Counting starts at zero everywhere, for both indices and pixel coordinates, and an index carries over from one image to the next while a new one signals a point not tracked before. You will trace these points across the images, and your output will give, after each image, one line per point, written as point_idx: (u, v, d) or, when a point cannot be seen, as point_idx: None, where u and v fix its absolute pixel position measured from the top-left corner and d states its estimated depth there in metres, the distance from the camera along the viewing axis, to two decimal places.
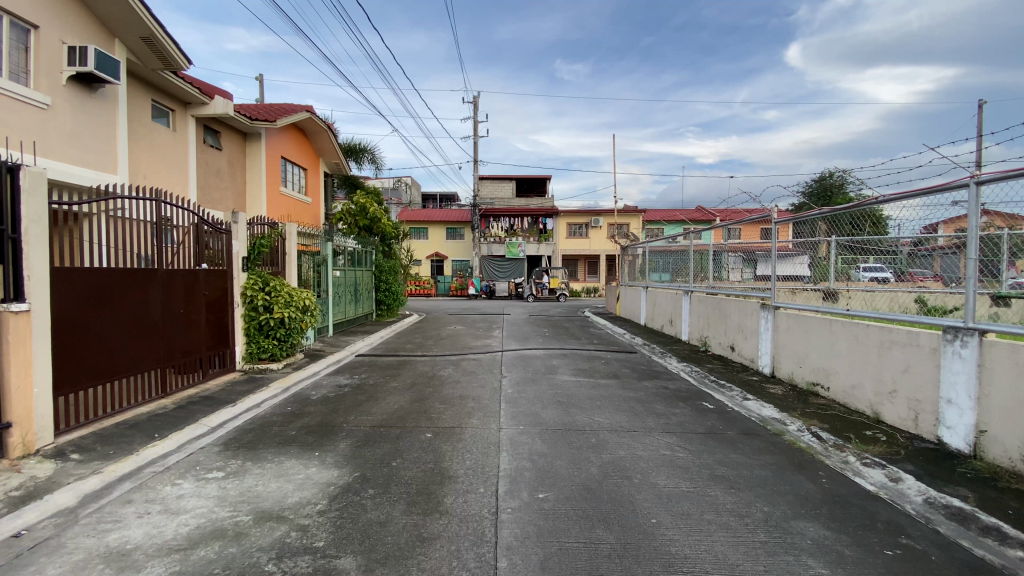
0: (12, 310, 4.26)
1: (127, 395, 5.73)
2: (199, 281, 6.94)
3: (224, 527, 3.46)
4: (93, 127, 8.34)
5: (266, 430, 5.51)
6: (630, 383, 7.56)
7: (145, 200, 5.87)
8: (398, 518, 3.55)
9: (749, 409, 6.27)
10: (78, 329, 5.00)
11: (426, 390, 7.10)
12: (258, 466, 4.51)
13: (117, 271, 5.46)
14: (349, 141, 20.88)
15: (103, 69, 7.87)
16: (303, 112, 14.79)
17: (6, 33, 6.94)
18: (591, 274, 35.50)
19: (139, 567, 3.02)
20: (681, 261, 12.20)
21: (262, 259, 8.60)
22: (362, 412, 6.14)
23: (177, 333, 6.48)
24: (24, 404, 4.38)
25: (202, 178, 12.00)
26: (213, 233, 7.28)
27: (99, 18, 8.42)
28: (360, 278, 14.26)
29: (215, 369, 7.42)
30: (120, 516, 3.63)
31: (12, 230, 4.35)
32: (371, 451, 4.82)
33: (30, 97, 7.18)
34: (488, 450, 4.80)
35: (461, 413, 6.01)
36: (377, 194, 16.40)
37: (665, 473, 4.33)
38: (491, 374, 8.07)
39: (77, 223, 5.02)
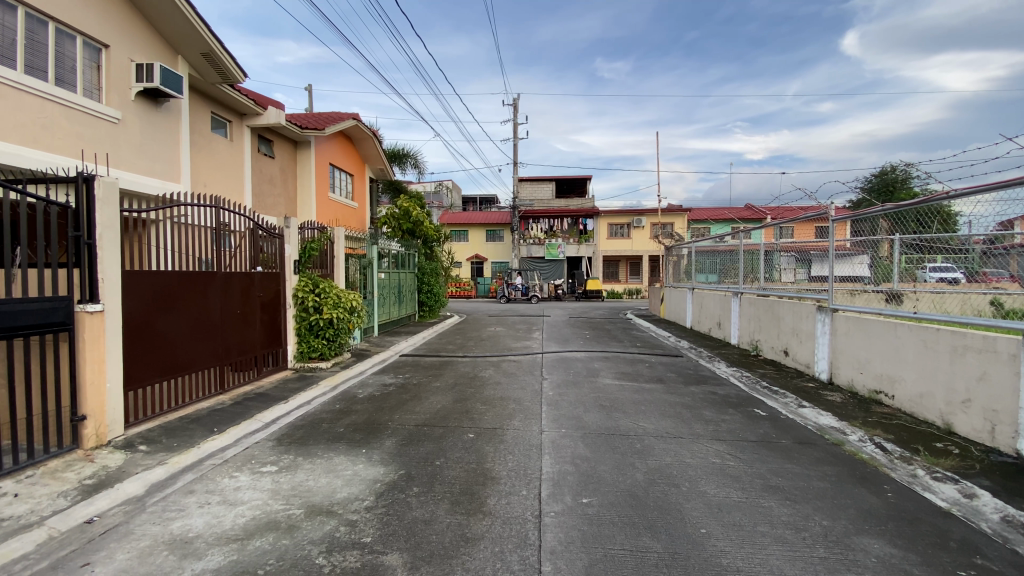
0: (87, 310, 4.59)
1: (189, 390, 6.06)
2: (254, 283, 7.27)
3: (277, 519, 3.60)
4: (158, 139, 8.90)
5: (316, 426, 5.70)
6: (676, 388, 7.33)
7: (206, 207, 6.20)
8: (443, 516, 3.58)
9: (805, 417, 5.96)
10: (145, 329, 5.35)
11: (467, 391, 7.16)
12: (309, 461, 4.67)
13: (180, 274, 5.79)
14: (393, 147, 21.43)
15: (166, 83, 8.39)
16: (349, 120, 15.29)
17: (81, 53, 7.51)
18: (633, 275, 34.85)
19: (200, 555, 3.18)
20: (730, 261, 11.80)
21: (312, 262, 8.94)
22: (406, 411, 6.26)
23: (234, 332, 6.81)
24: (98, 398, 4.72)
25: (256, 185, 12.59)
26: (267, 238, 7.62)
27: (163, 36, 9.00)
28: (403, 280, 14.57)
29: (268, 367, 7.76)
30: (182, 506, 3.84)
31: (88, 236, 4.68)
32: (415, 449, 4.90)
33: (102, 112, 7.72)
34: (530, 453, 4.77)
35: (503, 415, 6.02)
36: (419, 198, 16.66)
37: (714, 482, 4.17)
38: (533, 376, 8.04)
39: (144, 229, 5.36)
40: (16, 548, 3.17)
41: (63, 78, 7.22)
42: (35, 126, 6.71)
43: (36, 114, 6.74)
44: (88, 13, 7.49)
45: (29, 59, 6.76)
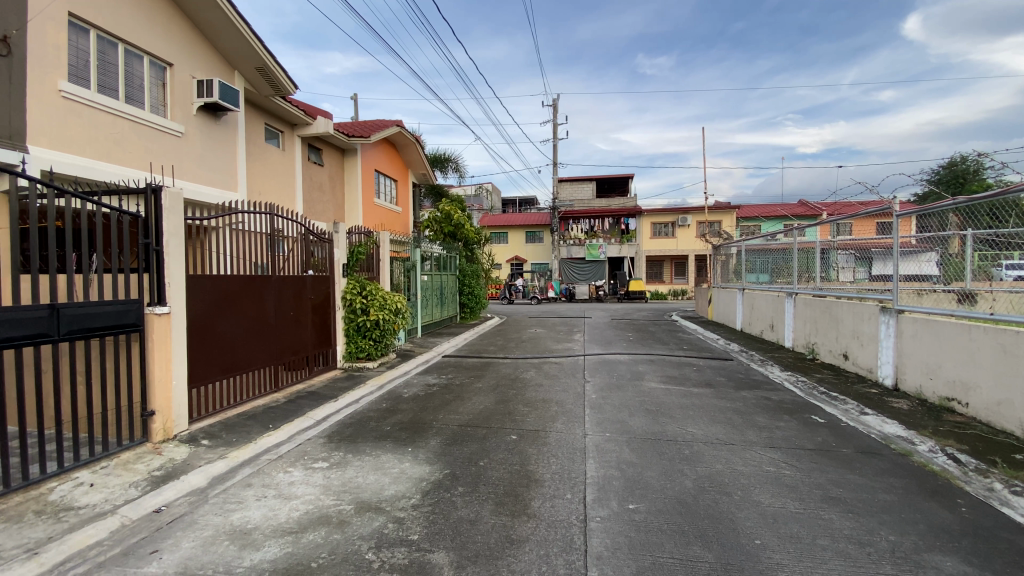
0: (155, 312, 4.91)
1: (246, 389, 6.37)
2: (306, 286, 7.57)
3: (329, 514, 3.72)
4: (217, 151, 9.43)
5: (364, 424, 5.86)
6: (726, 393, 7.07)
7: (261, 214, 6.51)
8: (488, 517, 3.59)
9: (868, 425, 5.61)
10: (207, 329, 5.67)
11: (509, 393, 7.17)
12: (358, 459, 4.81)
13: (238, 278, 6.11)
14: (434, 151, 21.84)
15: (224, 97, 8.89)
16: (393, 127, 15.71)
17: (148, 72, 8.07)
18: (679, 275, 33.91)
19: (258, 546, 3.33)
20: (783, 260, 11.29)
21: (359, 266, 9.24)
22: (450, 411, 6.34)
23: (287, 333, 7.11)
24: (165, 394, 5.04)
25: (306, 192, 13.11)
26: (317, 242, 7.92)
27: (221, 53, 9.54)
28: (445, 282, 14.81)
29: (319, 366, 8.05)
30: (241, 498, 4.04)
31: (156, 243, 5.00)
32: (460, 449, 4.95)
33: (166, 126, 8.25)
34: (574, 456, 4.71)
35: (545, 417, 5.99)
36: (461, 201, 16.86)
37: (768, 491, 3.99)
38: (575, 378, 7.96)
39: (205, 235, 5.69)
40: (92, 534, 3.41)
41: (132, 96, 7.78)
42: (108, 142, 7.26)
43: (109, 130, 7.28)
44: (154, 34, 8.04)
45: (102, 80, 7.31)
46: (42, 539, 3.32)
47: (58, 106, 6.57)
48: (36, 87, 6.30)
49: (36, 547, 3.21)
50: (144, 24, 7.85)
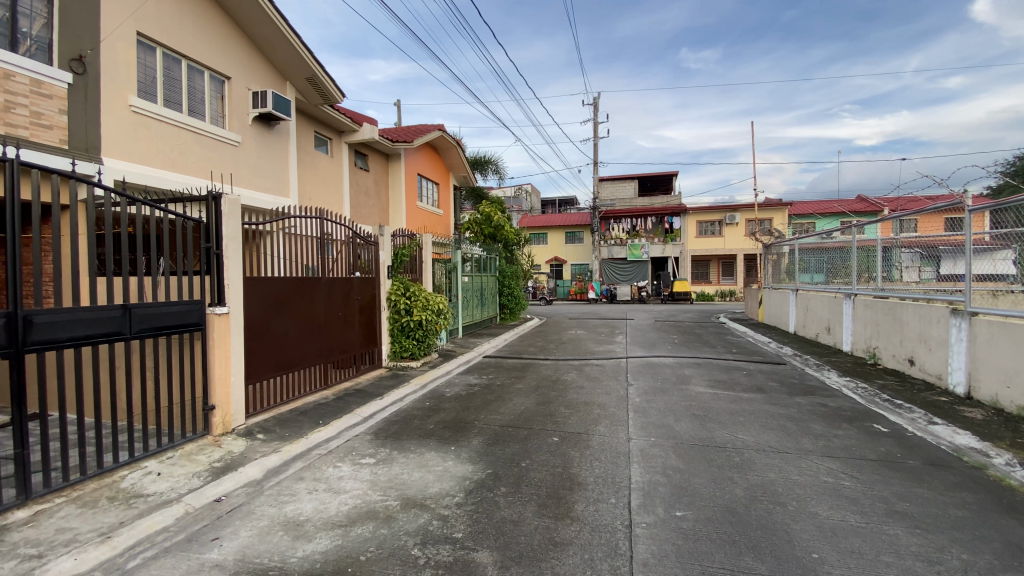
0: (215, 313, 5.20)
1: (297, 386, 6.64)
2: (353, 287, 7.81)
3: (376, 509, 3.82)
4: (271, 158, 9.89)
5: (408, 422, 5.99)
6: (779, 399, 6.77)
7: (312, 218, 6.77)
8: (531, 519, 3.59)
9: (937, 436, 5.22)
10: (262, 329, 5.94)
11: (550, 394, 7.15)
12: (403, 456, 4.92)
13: (290, 280, 6.38)
14: (475, 154, 22.08)
15: (277, 107, 9.32)
16: (435, 131, 16.01)
17: (208, 86, 8.57)
18: (726, 275, 32.76)
19: (310, 537, 3.46)
20: (841, 259, 10.72)
21: (403, 267, 9.47)
22: (491, 411, 6.39)
23: (336, 332, 7.36)
24: (224, 390, 5.32)
25: (353, 197, 13.53)
26: (364, 245, 8.16)
27: (275, 65, 10.01)
28: (485, 284, 14.94)
29: (366, 365, 8.28)
30: (294, 491, 4.21)
31: (216, 247, 5.28)
32: (502, 450, 4.97)
33: (225, 136, 8.71)
34: (617, 460, 4.64)
35: (587, 419, 5.93)
36: (501, 203, 16.98)
37: (826, 503, 3.79)
38: (617, 381, 7.82)
39: (260, 239, 5.97)
40: (159, 520, 3.65)
41: (194, 109, 8.28)
42: (173, 152, 7.75)
43: (174, 141, 7.77)
44: (213, 50, 8.53)
45: (167, 94, 7.81)
46: (115, 524, 3.57)
47: (129, 120, 7.07)
48: (109, 103, 6.82)
49: (109, 531, 3.46)
50: (204, 41, 8.35)
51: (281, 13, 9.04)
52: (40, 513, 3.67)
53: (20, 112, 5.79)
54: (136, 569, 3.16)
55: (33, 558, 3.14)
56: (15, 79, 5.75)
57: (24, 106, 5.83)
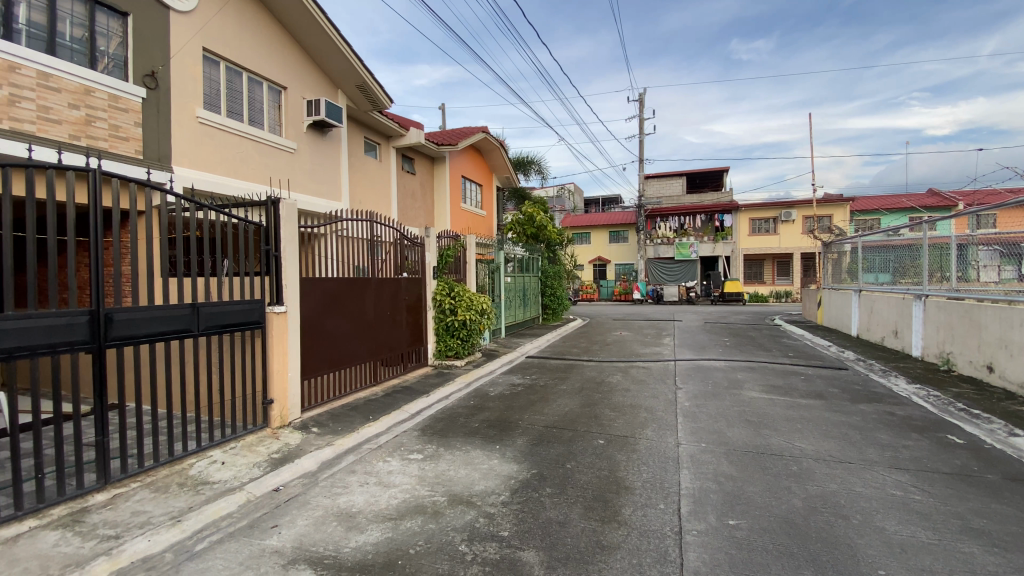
0: (274, 311, 5.47)
1: (348, 382, 6.89)
2: (401, 288, 8.02)
3: (424, 504, 3.91)
4: (324, 164, 10.32)
5: (454, 420, 6.09)
6: (840, 406, 6.41)
7: (362, 221, 7.00)
8: (577, 521, 3.57)
9: (1021, 449, 4.79)
10: (317, 327, 6.21)
11: (595, 396, 7.07)
12: (450, 453, 5.00)
13: (342, 280, 6.62)
14: (518, 154, 22.14)
15: (329, 114, 9.72)
16: (479, 134, 16.23)
17: (267, 96, 9.04)
18: (782, 275, 31.26)
19: (362, 529, 3.59)
20: (910, 258, 10.01)
21: (448, 268, 9.64)
22: (535, 411, 6.39)
23: (385, 331, 7.57)
24: (282, 385, 5.59)
25: (400, 199, 13.89)
26: (411, 247, 8.36)
27: (327, 74, 10.43)
28: (528, 284, 14.97)
29: (412, 363, 8.49)
30: (347, 484, 4.37)
31: (275, 249, 5.56)
32: (547, 450, 4.96)
33: (282, 144, 9.15)
34: (666, 466, 4.53)
35: (634, 422, 5.83)
36: (544, 203, 16.95)
37: (893, 517, 3.56)
38: (665, 385, 7.62)
39: (314, 241, 6.23)
40: (224, 507, 3.88)
41: (254, 119, 8.76)
42: (235, 159, 8.22)
43: (237, 149, 8.25)
44: (271, 62, 8.99)
45: (230, 105, 8.29)
46: (184, 508, 3.83)
47: (196, 131, 7.56)
48: (178, 116, 7.32)
49: (179, 515, 3.72)
50: (263, 53, 8.81)
51: (333, 24, 9.40)
52: (118, 496, 3.98)
53: (100, 125, 6.33)
54: (204, 551, 3.38)
55: (111, 538, 3.41)
56: (96, 95, 6.29)
57: (104, 119, 6.37)
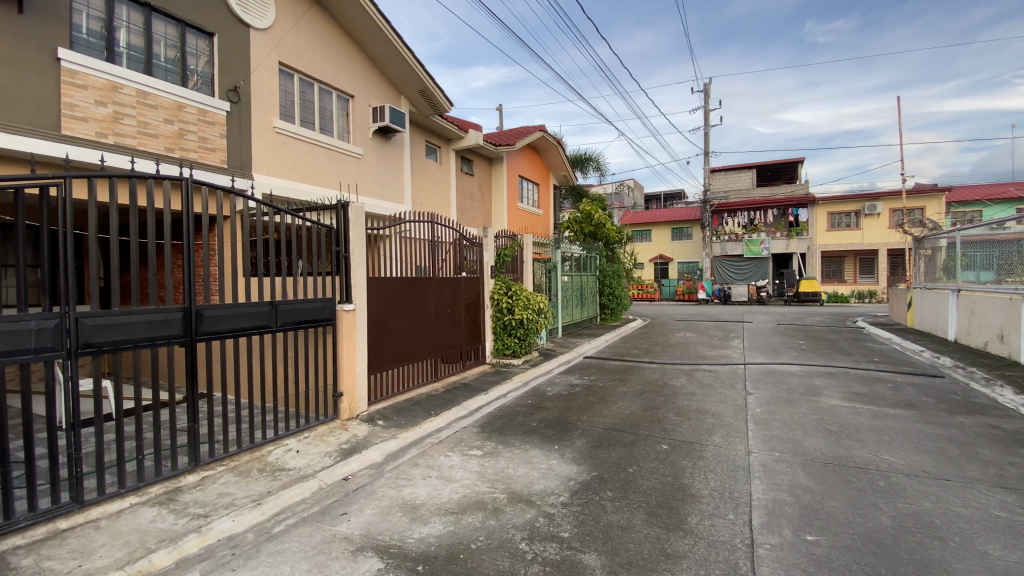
0: (343, 309, 5.75)
1: (410, 377, 7.12)
2: (460, 287, 8.17)
3: (484, 500, 3.96)
4: (388, 168, 10.73)
5: (512, 418, 6.14)
6: (935, 417, 5.82)
7: (424, 222, 7.20)
8: (640, 527, 3.48)
9: None
10: (382, 324, 6.46)
11: (658, 399, 6.86)
12: (509, 451, 5.04)
13: (405, 279, 6.85)
14: (576, 151, 21.91)
15: (393, 120, 10.08)
16: (537, 133, 16.22)
17: (336, 105, 9.50)
18: (864, 273, 28.84)
19: (425, 521, 3.69)
20: (1018, 254, 8.94)
21: (506, 267, 9.74)
22: (595, 413, 6.29)
23: (445, 329, 7.75)
24: (350, 379, 5.87)
25: (459, 200, 14.15)
26: (470, 247, 8.50)
27: (391, 81, 10.81)
28: (585, 283, 14.79)
29: (471, 360, 8.63)
30: (410, 476, 4.51)
31: (344, 250, 5.83)
32: (607, 453, 4.87)
33: (350, 149, 9.60)
34: (736, 474, 4.31)
35: (700, 428, 5.60)
36: (602, 201, 16.63)
37: (999, 542, 3.18)
38: (734, 390, 7.23)
39: (379, 242, 6.47)
40: (299, 493, 4.14)
41: (324, 128, 9.24)
42: (308, 166, 8.73)
43: (310, 156, 8.75)
44: (340, 72, 9.44)
45: (303, 115, 8.80)
46: (264, 492, 4.11)
47: (273, 140, 8.09)
48: (258, 127, 7.86)
49: (260, 498, 3.99)
50: (332, 64, 9.28)
51: (396, 32, 9.74)
52: (206, 478, 4.33)
53: (191, 138, 6.92)
54: (281, 533, 3.61)
55: (201, 516, 3.72)
56: (187, 110, 6.87)
57: (194, 132, 6.95)
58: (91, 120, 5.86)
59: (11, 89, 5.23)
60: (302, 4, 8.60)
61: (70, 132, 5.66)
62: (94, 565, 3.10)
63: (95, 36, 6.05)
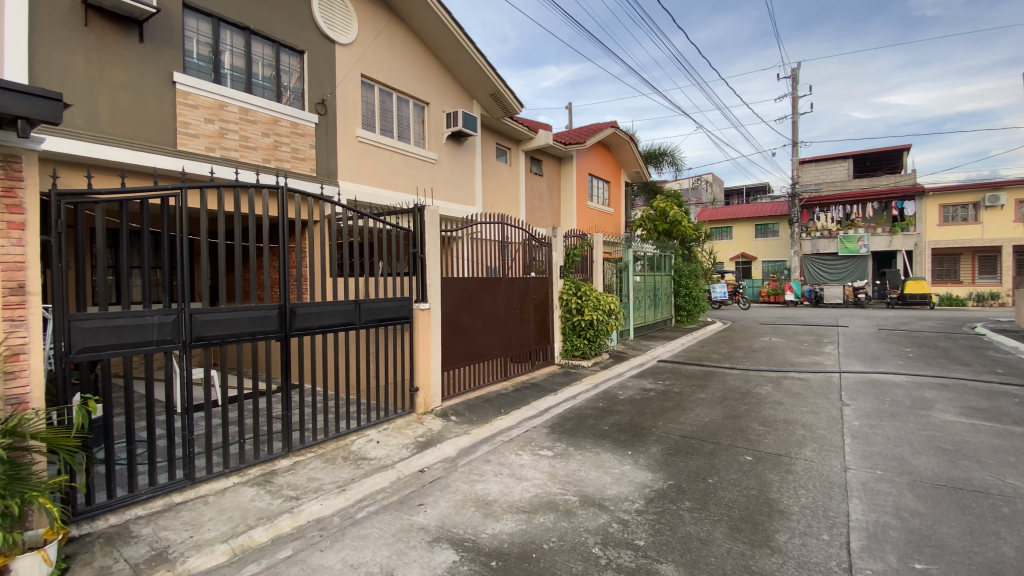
0: (419, 308, 5.98)
1: (481, 375, 7.26)
2: (529, 287, 8.21)
3: (556, 502, 3.93)
4: (460, 171, 11.01)
5: (583, 420, 6.07)
6: None
7: (494, 224, 7.32)
8: (722, 541, 3.29)
9: None
10: (454, 323, 6.65)
11: (740, 408, 6.46)
12: (580, 453, 4.99)
13: (475, 279, 6.99)
14: (649, 147, 21.24)
15: (465, 124, 10.34)
16: (608, 129, 15.90)
17: (413, 112, 9.90)
18: (985, 273, 25.41)
19: (498, 517, 3.74)
20: None
21: (575, 267, 9.64)
22: (670, 419, 6.06)
23: (514, 329, 7.82)
24: (425, 375, 6.09)
25: (529, 201, 14.24)
26: (539, 247, 8.52)
27: (463, 87, 11.09)
28: (659, 284, 14.30)
29: (540, 360, 8.64)
30: (483, 472, 4.59)
31: (420, 251, 6.04)
32: (685, 462, 4.67)
33: (424, 155, 9.94)
34: (831, 492, 3.96)
35: (788, 440, 5.21)
36: (677, 197, 15.98)
37: None
38: (827, 401, 6.64)
39: (451, 244, 6.65)
40: (379, 481, 4.36)
41: (402, 135, 9.66)
42: (387, 171, 9.17)
43: (389, 162, 9.19)
44: (416, 80, 9.82)
45: (383, 123, 9.26)
46: (348, 479, 4.38)
47: (356, 149, 8.58)
48: (343, 136, 8.37)
49: (344, 484, 4.25)
50: (409, 73, 9.67)
51: (469, 38, 9.96)
52: (298, 463, 4.68)
53: (285, 149, 7.51)
54: (363, 519, 3.81)
55: (293, 498, 4.02)
56: (281, 124, 7.47)
57: (287, 144, 7.54)
58: (202, 137, 6.55)
59: (137, 112, 5.98)
60: (382, 18, 9.05)
61: (184, 148, 6.36)
62: (203, 536, 3.45)
63: (204, 61, 6.75)
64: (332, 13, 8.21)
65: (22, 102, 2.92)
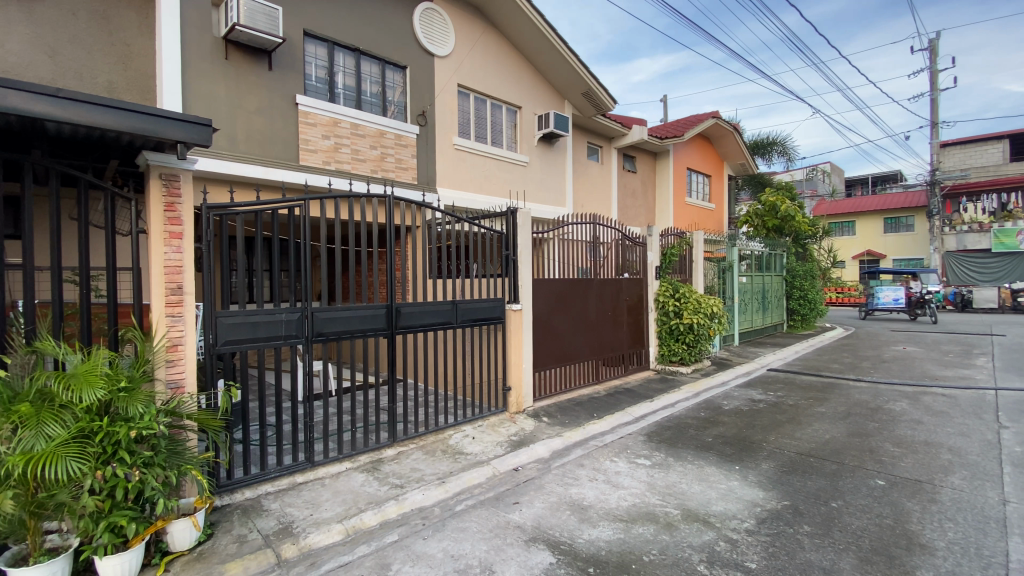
0: (511, 309, 6.07)
1: (573, 377, 7.20)
2: (622, 288, 7.99)
3: (655, 513, 3.77)
4: (552, 173, 11.02)
5: (683, 430, 5.76)
6: None
7: (584, 224, 7.21)
8: (849, 572, 2.94)
9: None
10: (546, 324, 6.67)
11: (868, 425, 5.73)
12: (680, 464, 4.74)
13: (566, 280, 6.95)
14: (755, 137, 19.72)
15: (557, 125, 10.33)
16: (708, 120, 15.00)
17: (505, 117, 10.09)
18: None
19: (594, 523, 3.66)
20: None
21: (672, 267, 9.20)
22: (783, 434, 5.55)
23: (607, 331, 7.65)
24: (517, 374, 6.16)
25: (621, 199, 13.89)
26: (632, 247, 8.24)
27: (555, 88, 11.08)
28: (769, 285, 13.20)
29: (634, 365, 8.36)
30: (577, 476, 4.54)
31: (512, 253, 6.11)
32: (802, 482, 4.24)
33: (515, 158, 10.09)
34: (989, 528, 3.37)
35: (930, 465, 4.53)
36: (789, 190, 14.63)
37: None
38: (981, 422, 5.68)
39: (542, 245, 6.66)
40: (476, 476, 4.49)
41: (495, 140, 9.89)
42: (481, 176, 9.43)
43: (482, 167, 9.45)
44: (509, 85, 10.00)
45: (477, 130, 9.55)
46: (447, 472, 4.56)
47: (453, 156, 8.94)
48: (441, 145, 8.77)
49: (443, 477, 4.43)
50: (502, 79, 9.88)
51: (561, 38, 9.91)
52: (402, 453, 4.97)
53: (390, 160, 8.03)
54: (462, 512, 3.94)
55: (398, 486, 4.27)
56: (387, 136, 8.00)
57: (392, 155, 8.06)
58: (320, 152, 7.20)
59: (267, 132, 6.73)
60: (477, 28, 9.33)
61: (305, 162, 7.06)
62: (322, 515, 3.78)
63: (321, 82, 7.41)
64: (432, 27, 8.62)
65: (177, 128, 3.38)
